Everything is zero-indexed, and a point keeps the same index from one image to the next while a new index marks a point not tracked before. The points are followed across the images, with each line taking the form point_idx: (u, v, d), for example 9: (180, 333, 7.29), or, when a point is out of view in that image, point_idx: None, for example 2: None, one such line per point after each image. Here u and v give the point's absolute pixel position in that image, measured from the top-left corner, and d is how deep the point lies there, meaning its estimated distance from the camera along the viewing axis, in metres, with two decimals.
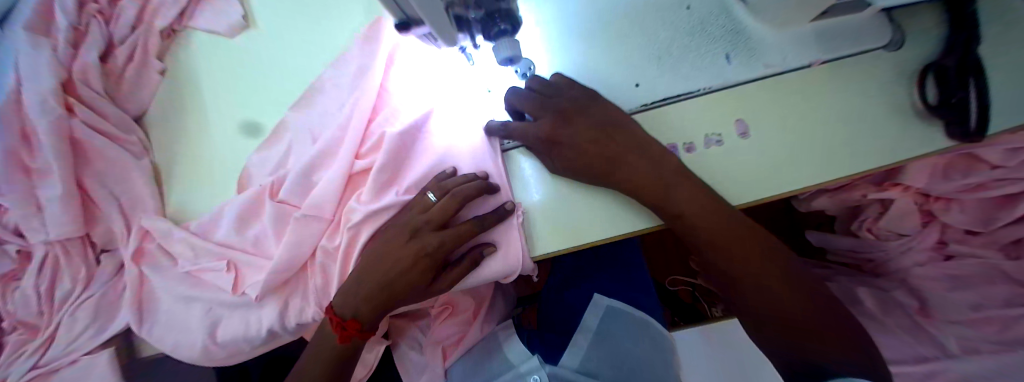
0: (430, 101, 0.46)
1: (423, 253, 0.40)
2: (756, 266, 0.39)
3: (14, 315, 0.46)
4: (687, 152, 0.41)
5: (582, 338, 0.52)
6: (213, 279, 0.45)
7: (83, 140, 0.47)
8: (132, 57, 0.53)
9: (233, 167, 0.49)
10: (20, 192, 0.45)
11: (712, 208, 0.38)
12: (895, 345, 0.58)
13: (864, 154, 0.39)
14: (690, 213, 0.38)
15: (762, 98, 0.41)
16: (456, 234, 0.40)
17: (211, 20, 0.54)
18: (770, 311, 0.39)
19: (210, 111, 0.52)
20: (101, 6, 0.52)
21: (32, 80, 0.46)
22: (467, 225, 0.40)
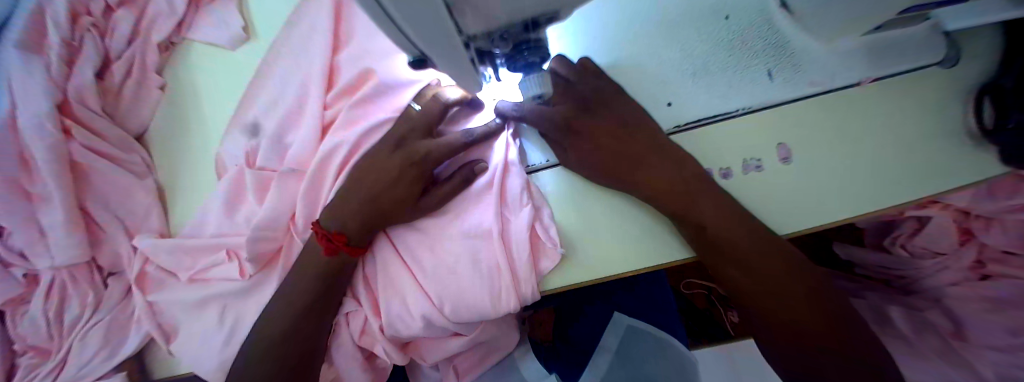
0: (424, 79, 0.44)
1: (410, 163, 0.39)
2: (783, 285, 0.36)
3: (26, 339, 0.46)
4: (722, 178, 0.38)
5: (602, 360, 0.53)
6: (218, 275, 0.43)
7: (83, 163, 0.46)
8: (130, 73, 0.51)
9: (207, 154, 0.49)
10: (22, 218, 0.44)
11: (736, 219, 0.35)
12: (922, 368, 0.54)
13: (915, 184, 0.36)
14: (712, 224, 0.35)
15: (807, 119, 0.38)
16: (444, 142, 0.40)
17: (209, 31, 0.51)
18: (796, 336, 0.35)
19: (211, 125, 0.50)
20: (96, 19, 0.50)
21: (26, 101, 0.44)
22: (455, 137, 0.40)
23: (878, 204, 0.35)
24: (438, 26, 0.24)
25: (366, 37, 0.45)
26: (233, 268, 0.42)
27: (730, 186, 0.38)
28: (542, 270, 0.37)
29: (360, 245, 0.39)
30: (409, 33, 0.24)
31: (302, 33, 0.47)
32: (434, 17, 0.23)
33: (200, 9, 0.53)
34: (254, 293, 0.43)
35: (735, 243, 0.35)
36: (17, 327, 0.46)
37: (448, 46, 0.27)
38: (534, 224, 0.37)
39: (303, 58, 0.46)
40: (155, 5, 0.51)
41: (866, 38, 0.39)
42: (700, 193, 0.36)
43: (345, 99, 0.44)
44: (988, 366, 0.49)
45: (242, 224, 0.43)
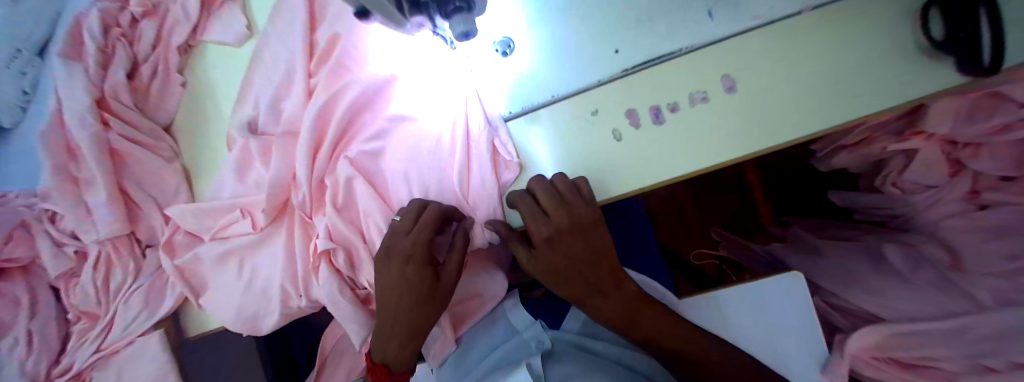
0: (399, 55, 0.48)
1: (411, 260, 0.44)
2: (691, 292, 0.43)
3: (78, 307, 0.52)
4: (670, 112, 0.41)
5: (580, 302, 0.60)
6: (235, 230, 0.50)
7: (120, 149, 0.53)
8: (155, 73, 0.57)
9: (222, 134, 0.55)
10: (71, 198, 0.51)
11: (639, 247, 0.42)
12: (922, 299, 0.55)
13: (857, 102, 0.37)
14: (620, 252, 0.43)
15: (751, 49, 0.39)
16: (429, 224, 0.42)
17: (219, 32, 0.56)
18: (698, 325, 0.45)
19: (225, 111, 0.56)
20: (125, 30, 0.56)
21: (71, 99, 0.51)
22: (433, 213, 0.42)
23: (819, 125, 0.37)
24: None
25: (337, 8, 0.50)
26: (247, 224, 0.50)
27: (679, 119, 0.41)
28: (505, 181, 0.45)
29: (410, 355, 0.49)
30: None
31: (285, 23, 0.52)
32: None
33: (209, 12, 0.58)
34: (265, 246, 0.51)
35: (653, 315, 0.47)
36: (71, 296, 0.53)
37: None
38: (494, 144, 0.44)
39: (294, 44, 0.51)
40: (173, 15, 0.57)
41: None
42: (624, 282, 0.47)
43: (326, 64, 0.50)
44: (985, 291, 0.51)
45: (252, 185, 0.51)
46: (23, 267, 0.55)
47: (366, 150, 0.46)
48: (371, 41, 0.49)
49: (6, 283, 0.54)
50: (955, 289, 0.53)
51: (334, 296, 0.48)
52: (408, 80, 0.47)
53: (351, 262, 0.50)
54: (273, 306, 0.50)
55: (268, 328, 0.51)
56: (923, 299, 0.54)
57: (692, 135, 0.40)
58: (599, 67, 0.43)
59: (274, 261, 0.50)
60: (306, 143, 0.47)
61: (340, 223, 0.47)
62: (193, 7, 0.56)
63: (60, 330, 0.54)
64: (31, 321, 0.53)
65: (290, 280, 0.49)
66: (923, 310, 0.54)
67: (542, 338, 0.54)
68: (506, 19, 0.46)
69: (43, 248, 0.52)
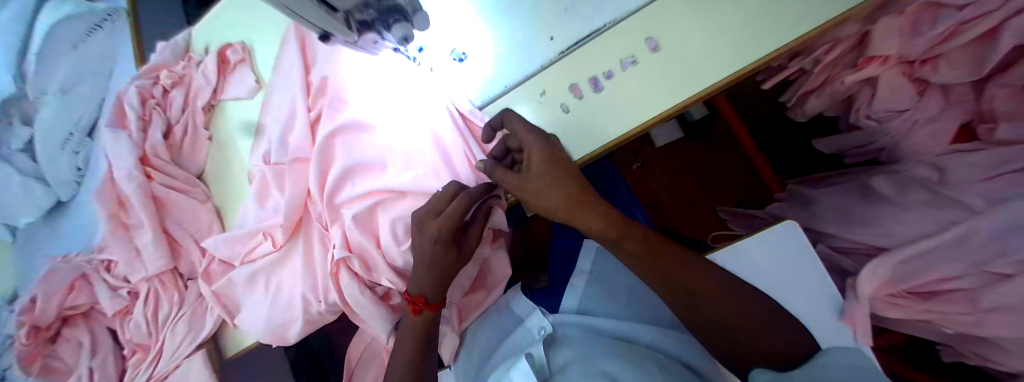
0: (374, 74, 0.53)
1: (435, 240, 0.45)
2: (689, 275, 0.44)
3: (133, 341, 0.59)
4: (607, 79, 0.45)
5: (578, 280, 0.59)
6: (260, 249, 0.57)
7: (162, 197, 0.61)
8: (186, 132, 0.64)
9: (241, 174, 0.63)
10: (123, 243, 0.59)
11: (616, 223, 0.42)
12: (916, 218, 0.54)
13: (769, 37, 0.40)
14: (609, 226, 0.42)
15: (667, 10, 0.43)
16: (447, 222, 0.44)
17: (234, 89, 0.63)
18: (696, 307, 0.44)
19: (245, 155, 0.63)
20: (158, 99, 0.65)
21: (119, 158, 0.60)
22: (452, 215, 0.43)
23: (743, 61, 0.40)
24: (315, 12, 0.34)
25: (325, 51, 0.56)
26: (268, 243, 0.56)
27: (614, 84, 0.45)
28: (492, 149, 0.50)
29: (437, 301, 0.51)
30: (305, 22, 0.35)
31: (285, 65, 0.57)
32: (315, 12, 0.34)
33: (227, 76, 0.64)
34: (286, 262, 0.57)
35: (661, 259, 0.44)
36: (126, 332, 0.60)
37: (328, 19, 0.36)
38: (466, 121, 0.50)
39: (290, 86, 0.57)
40: (196, 82, 0.64)
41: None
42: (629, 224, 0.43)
43: (322, 98, 0.56)
44: (974, 196, 0.50)
45: (271, 211, 0.57)
46: (85, 314, 0.63)
47: (364, 166, 0.52)
48: (343, 67, 0.55)
49: (73, 330, 0.62)
50: (944, 200, 0.52)
51: (356, 296, 0.52)
52: (383, 100, 0.52)
53: (367, 267, 0.53)
54: (296, 315, 0.55)
55: (295, 336, 0.55)
56: (922, 219, 0.53)
57: (630, 95, 0.44)
58: (540, 54, 0.48)
59: (296, 274, 0.56)
60: (315, 167, 0.53)
61: (355, 233, 0.51)
62: (212, 74, 0.63)
63: (117, 366, 0.61)
64: (93, 359, 0.60)
65: (310, 289, 0.54)
66: (918, 229, 0.53)
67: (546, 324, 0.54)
68: (454, 29, 0.52)
69: (102, 293, 0.60)
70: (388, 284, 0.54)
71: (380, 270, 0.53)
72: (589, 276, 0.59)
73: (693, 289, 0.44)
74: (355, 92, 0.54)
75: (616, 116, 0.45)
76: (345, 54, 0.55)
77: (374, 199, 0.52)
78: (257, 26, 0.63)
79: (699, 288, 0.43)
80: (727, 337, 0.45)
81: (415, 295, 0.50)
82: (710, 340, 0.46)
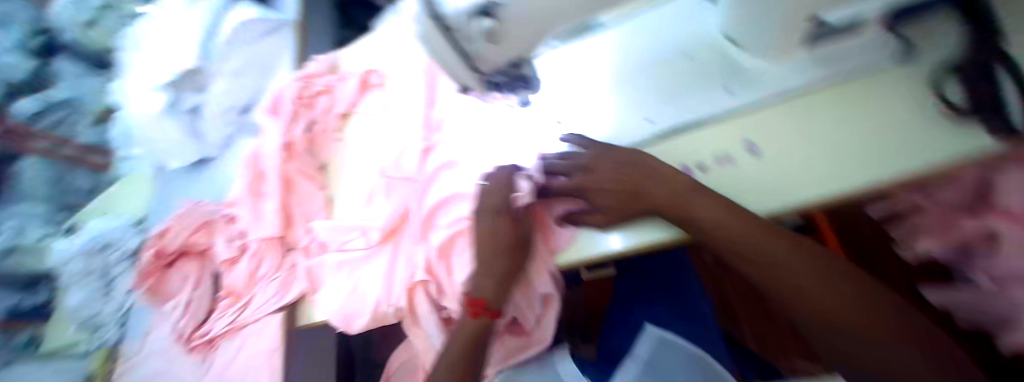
0: (489, 122, 0.63)
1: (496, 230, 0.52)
2: (795, 267, 0.38)
3: (228, 287, 0.68)
4: (699, 171, 0.46)
5: (632, 367, 0.60)
6: (352, 245, 0.64)
7: (291, 176, 0.72)
8: (323, 129, 0.77)
9: (352, 173, 0.72)
10: (250, 205, 0.71)
11: (718, 210, 0.40)
12: None
13: (879, 167, 0.37)
14: (707, 226, 0.40)
15: (774, 120, 0.43)
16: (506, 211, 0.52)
17: (370, 105, 0.76)
18: (804, 310, 0.38)
19: (360, 158, 0.73)
20: (306, 98, 0.79)
21: (270, 138, 0.74)
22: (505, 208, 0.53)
23: (850, 185, 0.38)
24: (459, 68, 0.39)
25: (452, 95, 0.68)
26: (362, 240, 0.63)
27: (705, 178, 0.46)
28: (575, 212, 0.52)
29: (494, 308, 0.52)
30: (450, 72, 0.40)
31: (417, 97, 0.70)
32: (460, 67, 0.38)
33: (364, 93, 0.78)
34: (369, 261, 0.63)
35: (754, 251, 0.40)
36: (225, 279, 0.69)
37: (468, 76, 0.40)
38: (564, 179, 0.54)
39: (415, 116, 0.68)
40: (342, 92, 0.78)
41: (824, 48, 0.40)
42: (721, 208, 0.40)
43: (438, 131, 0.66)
44: None
45: (371, 212, 0.66)
46: (199, 255, 0.74)
47: (461, 197, 0.58)
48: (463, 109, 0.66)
49: (187, 264, 0.73)
50: None
51: (429, 319, 0.59)
52: (489, 146, 0.61)
53: (440, 291, 0.59)
54: (366, 311, 0.60)
55: (358, 329, 0.61)
56: None
57: (727, 189, 0.44)
58: (639, 134, 0.51)
59: (376, 274, 0.62)
60: (421, 188, 0.62)
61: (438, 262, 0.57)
62: (354, 89, 0.77)
63: (208, 304, 0.70)
64: (194, 292, 0.70)
65: (386, 293, 0.60)
66: None
67: None
68: (569, 96, 0.57)
69: (222, 241, 0.71)
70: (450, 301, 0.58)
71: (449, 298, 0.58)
72: (645, 365, 0.60)
73: (802, 289, 0.38)
74: (468, 136, 0.63)
75: None
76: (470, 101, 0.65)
77: (457, 230, 0.57)
78: (400, 60, 0.76)
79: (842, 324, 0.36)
80: (859, 351, 0.37)
81: (474, 297, 0.52)
82: (839, 349, 0.39)
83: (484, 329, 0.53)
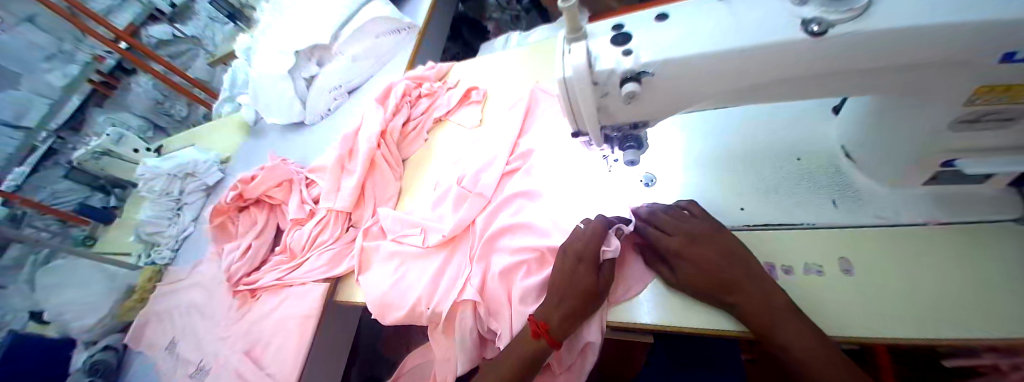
0: (569, 167, 0.66)
1: (579, 259, 0.50)
2: None
3: (288, 244, 0.73)
4: (785, 273, 0.46)
5: None
6: (411, 240, 0.68)
7: (374, 161, 0.77)
8: (414, 128, 0.84)
9: (430, 174, 0.78)
10: (331, 176, 0.76)
11: (813, 341, 0.40)
12: None
13: (987, 321, 0.38)
14: (797, 352, 0.40)
15: (874, 247, 0.45)
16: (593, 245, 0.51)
17: (462, 119, 0.83)
18: None
19: (440, 161, 0.79)
20: (410, 98, 0.87)
21: (368, 122, 0.81)
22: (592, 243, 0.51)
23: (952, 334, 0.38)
24: (589, 115, 0.46)
25: (540, 132, 0.74)
26: (421, 238, 0.67)
27: (792, 281, 0.45)
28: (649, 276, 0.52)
29: (557, 337, 0.49)
30: (576, 118, 0.47)
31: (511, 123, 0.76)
32: (591, 115, 0.46)
33: (461, 105, 0.86)
34: (424, 259, 0.66)
35: None
36: (287, 236, 0.74)
37: (592, 123, 0.47)
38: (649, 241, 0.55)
39: (503, 141, 0.74)
40: (442, 101, 0.86)
41: (928, 188, 0.47)
42: (815, 342, 0.40)
43: (522, 159, 0.71)
44: None
45: (439, 215, 0.70)
46: (270, 206, 0.80)
47: (532, 227, 0.61)
48: (546, 146, 0.71)
49: (257, 212, 0.79)
50: None
51: (466, 335, 0.58)
52: (569, 185, 0.64)
53: (489, 312, 0.59)
54: (406, 305, 0.62)
55: (392, 320, 0.62)
56: None
57: (812, 299, 0.44)
58: (725, 217, 0.52)
59: (424, 274, 0.64)
60: (492, 208, 0.66)
61: (495, 283, 0.58)
62: (454, 100, 0.85)
63: (262, 255, 0.75)
64: (256, 239, 0.75)
65: (428, 296, 0.62)
66: None
67: None
68: (658, 163, 0.60)
69: (295, 199, 0.76)
70: (505, 327, 0.56)
71: (500, 322, 0.57)
72: None
73: None
74: (552, 172, 0.67)
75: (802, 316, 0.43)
76: (557, 141, 0.71)
77: (523, 257, 0.58)
78: (501, 89, 0.85)
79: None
80: None
81: (539, 319, 0.50)
82: None
83: (538, 358, 0.50)
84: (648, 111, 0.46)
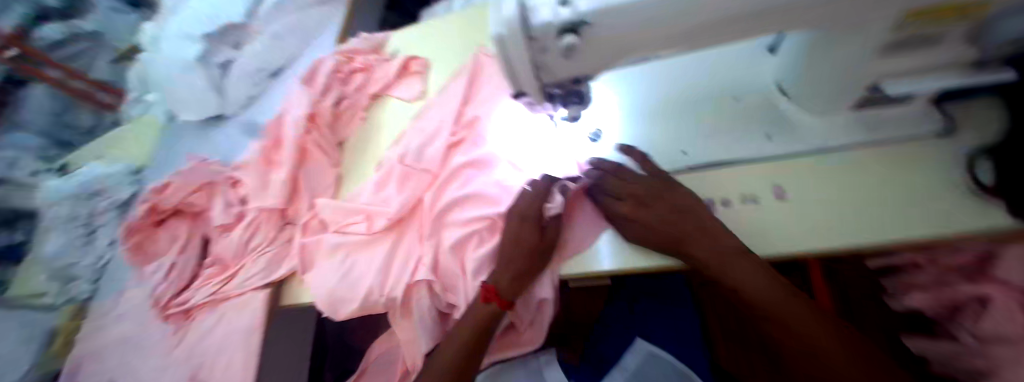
0: (523, 129, 0.61)
1: (523, 220, 0.49)
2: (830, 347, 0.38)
3: (217, 255, 0.66)
4: (723, 206, 0.47)
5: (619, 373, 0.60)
6: (355, 229, 0.62)
7: (303, 150, 0.70)
8: (345, 107, 0.76)
9: (371, 157, 0.71)
10: (257, 174, 0.68)
11: (758, 277, 0.40)
12: None
13: (902, 228, 0.40)
14: (741, 286, 0.41)
15: (806, 173, 0.46)
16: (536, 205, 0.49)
17: (403, 92, 0.74)
18: None
19: (384, 140, 0.72)
20: (343, 73, 0.78)
21: (295, 107, 0.72)
22: (535, 201, 0.49)
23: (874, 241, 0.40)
24: (524, 75, 0.37)
25: (489, 94, 0.67)
26: (364, 225, 0.62)
27: (730, 213, 0.47)
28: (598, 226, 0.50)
29: (507, 298, 0.49)
30: (511, 77, 0.37)
31: (453, 91, 0.69)
32: (527, 74, 0.37)
33: (400, 79, 0.77)
34: (370, 247, 0.61)
35: (789, 324, 0.39)
36: (216, 245, 0.66)
37: (528, 83, 0.38)
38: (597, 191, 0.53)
39: (447, 110, 0.67)
40: (379, 75, 0.77)
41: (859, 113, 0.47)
42: (760, 277, 0.40)
43: (469, 128, 0.65)
44: None
45: (382, 200, 0.64)
46: (192, 214, 0.71)
47: (484, 195, 0.56)
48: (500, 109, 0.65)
49: (178, 223, 0.70)
50: None
51: (425, 309, 0.58)
52: (530, 146, 0.59)
53: (445, 288, 0.57)
54: (358, 296, 0.58)
55: (345, 315, 0.58)
56: None
57: (746, 227, 0.45)
58: (668, 162, 0.51)
59: (374, 261, 0.60)
60: (444, 182, 0.60)
61: (449, 258, 0.55)
62: (393, 73, 0.76)
63: (191, 270, 0.67)
64: (179, 255, 0.67)
65: (382, 284, 0.58)
66: None
67: None
68: (602, 114, 0.56)
69: (219, 203, 0.68)
70: (464, 294, 0.55)
71: (459, 294, 0.56)
72: (630, 375, 0.60)
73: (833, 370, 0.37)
74: (512, 132, 0.61)
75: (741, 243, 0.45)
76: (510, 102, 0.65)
77: (473, 227, 0.55)
78: (441, 57, 0.77)
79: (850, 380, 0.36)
80: None
81: (489, 284, 0.49)
82: None
83: (491, 320, 0.50)
84: (596, 65, 0.38)
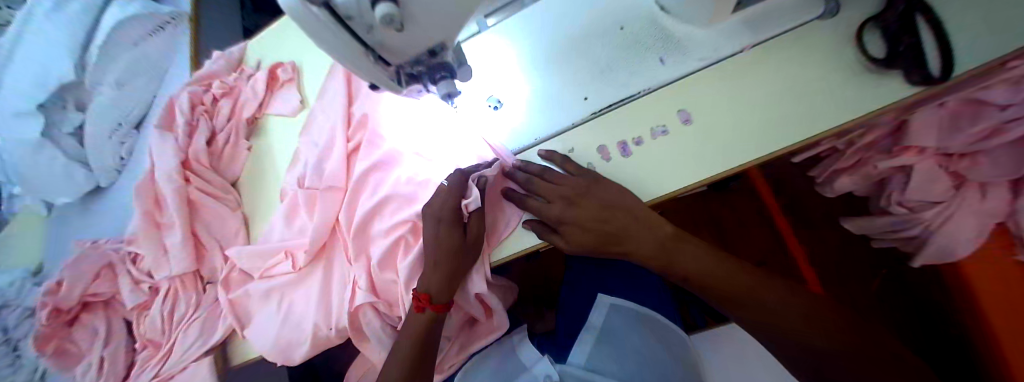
0: (416, 115, 0.56)
1: (442, 220, 0.47)
2: (763, 296, 0.41)
3: (145, 335, 0.61)
4: (635, 145, 0.46)
5: (589, 335, 0.58)
6: (279, 268, 0.58)
7: (196, 200, 0.63)
8: (228, 141, 0.67)
9: (274, 186, 0.65)
10: (152, 240, 0.62)
11: (684, 250, 0.44)
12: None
13: (799, 128, 0.40)
14: (676, 263, 0.44)
15: (708, 88, 0.44)
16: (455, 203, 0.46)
17: (279, 105, 0.66)
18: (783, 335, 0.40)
19: (279, 166, 0.65)
20: (206, 106, 0.69)
21: (161, 158, 0.64)
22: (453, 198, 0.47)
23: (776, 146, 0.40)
24: (361, 65, 0.32)
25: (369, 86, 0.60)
26: (288, 263, 0.58)
27: (642, 151, 0.45)
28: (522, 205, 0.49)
29: (442, 302, 0.48)
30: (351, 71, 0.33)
31: (332, 93, 0.62)
32: (364, 63, 0.32)
33: (273, 91, 0.68)
34: (302, 283, 0.58)
35: (726, 285, 0.42)
36: (141, 326, 0.61)
37: (372, 71, 0.34)
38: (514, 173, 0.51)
39: (333, 115, 0.60)
40: (245, 94, 0.68)
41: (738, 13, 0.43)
42: (685, 250, 0.44)
43: (362, 130, 0.59)
44: None
45: (297, 231, 0.60)
46: (105, 302, 0.65)
47: (398, 197, 0.53)
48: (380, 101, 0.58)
49: (92, 317, 0.64)
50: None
51: (376, 330, 0.55)
52: (427, 136, 0.54)
53: (389, 303, 0.55)
54: (305, 336, 0.55)
55: (300, 357, 0.55)
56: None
57: (660, 163, 0.44)
58: (571, 112, 0.48)
59: (310, 296, 0.57)
60: (349, 198, 0.56)
61: (379, 275, 0.52)
62: (260, 88, 0.66)
63: (126, 358, 0.63)
64: (105, 348, 0.62)
65: (323, 319, 0.54)
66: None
67: (551, 371, 0.53)
68: (494, 78, 0.52)
69: (125, 284, 0.62)
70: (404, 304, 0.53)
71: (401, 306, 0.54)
72: (600, 332, 0.58)
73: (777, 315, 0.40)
74: (403, 127, 0.56)
75: (658, 181, 0.44)
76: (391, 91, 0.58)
77: (397, 236, 0.52)
78: (306, 52, 0.67)
79: (805, 336, 0.38)
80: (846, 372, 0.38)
81: (420, 293, 0.47)
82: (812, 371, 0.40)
83: (434, 325, 0.49)
84: (440, 29, 0.33)
